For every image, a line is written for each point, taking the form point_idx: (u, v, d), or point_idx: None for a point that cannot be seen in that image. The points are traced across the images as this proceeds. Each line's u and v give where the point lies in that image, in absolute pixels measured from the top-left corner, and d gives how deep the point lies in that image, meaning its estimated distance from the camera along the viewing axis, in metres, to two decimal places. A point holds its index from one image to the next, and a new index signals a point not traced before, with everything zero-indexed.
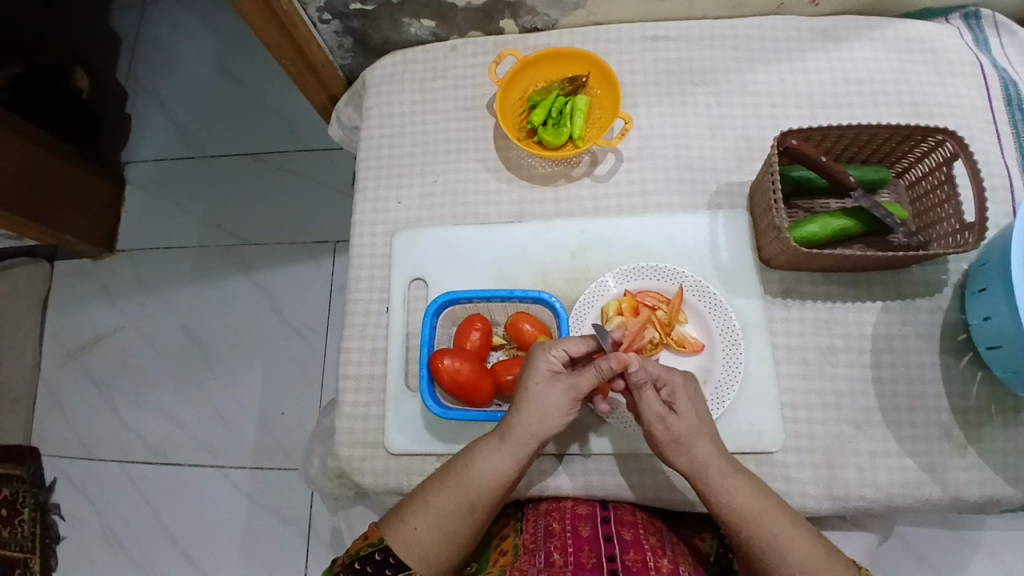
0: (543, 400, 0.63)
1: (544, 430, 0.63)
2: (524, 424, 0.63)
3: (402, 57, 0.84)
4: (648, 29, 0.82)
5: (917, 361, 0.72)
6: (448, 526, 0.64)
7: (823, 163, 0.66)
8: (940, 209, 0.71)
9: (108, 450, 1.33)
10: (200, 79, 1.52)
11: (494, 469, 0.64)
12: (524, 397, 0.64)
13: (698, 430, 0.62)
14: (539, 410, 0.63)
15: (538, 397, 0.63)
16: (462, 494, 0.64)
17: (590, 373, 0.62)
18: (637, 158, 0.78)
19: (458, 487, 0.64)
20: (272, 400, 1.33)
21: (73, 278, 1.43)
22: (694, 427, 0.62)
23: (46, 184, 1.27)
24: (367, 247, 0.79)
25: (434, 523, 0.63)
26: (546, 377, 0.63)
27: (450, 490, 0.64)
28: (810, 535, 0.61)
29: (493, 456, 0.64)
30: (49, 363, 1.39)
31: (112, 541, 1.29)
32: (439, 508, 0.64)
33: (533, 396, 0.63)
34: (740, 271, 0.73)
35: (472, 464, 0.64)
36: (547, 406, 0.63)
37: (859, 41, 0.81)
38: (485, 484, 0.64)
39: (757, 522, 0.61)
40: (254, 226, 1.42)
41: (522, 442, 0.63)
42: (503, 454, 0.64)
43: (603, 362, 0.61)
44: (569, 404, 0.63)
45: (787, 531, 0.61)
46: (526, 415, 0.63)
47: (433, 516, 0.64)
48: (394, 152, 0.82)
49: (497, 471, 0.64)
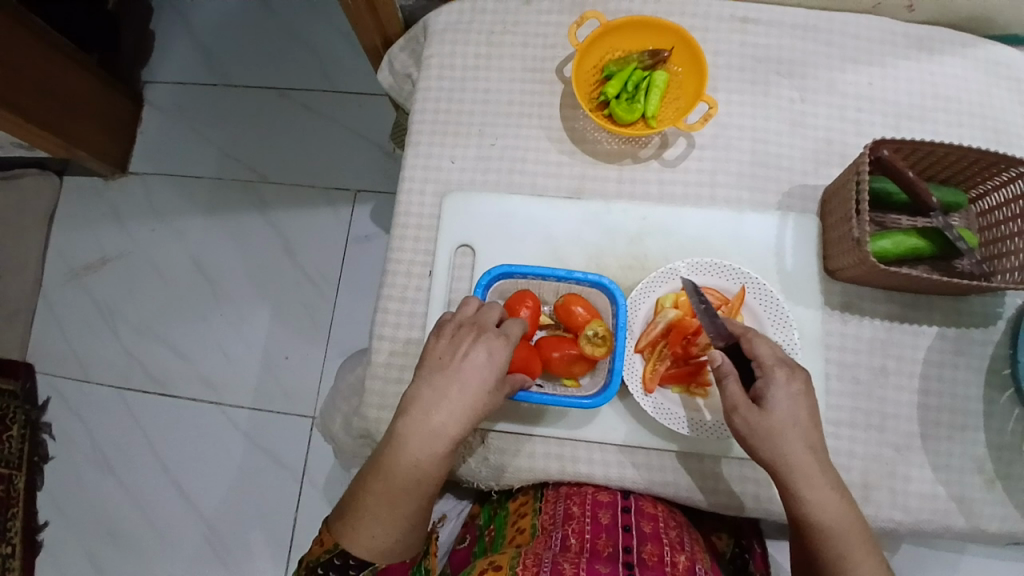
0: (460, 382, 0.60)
1: (469, 409, 0.60)
2: (445, 407, 0.60)
3: (472, 5, 0.79)
4: (738, 10, 0.77)
5: (965, 392, 0.70)
6: (399, 519, 0.63)
7: (912, 179, 0.64)
8: (1008, 243, 0.68)
9: (106, 375, 1.30)
10: (233, 0, 1.44)
11: (425, 459, 0.60)
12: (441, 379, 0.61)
13: (795, 432, 0.58)
14: (457, 392, 0.60)
15: (456, 379, 0.60)
16: (402, 488, 0.61)
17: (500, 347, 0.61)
18: (710, 146, 0.74)
19: (395, 484, 0.61)
20: (280, 345, 1.30)
21: (83, 195, 1.38)
22: (785, 426, 0.58)
23: (64, 92, 1.20)
24: (414, 205, 0.75)
25: (387, 527, 0.63)
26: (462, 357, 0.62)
27: (389, 491, 0.61)
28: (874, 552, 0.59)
29: (418, 445, 0.60)
30: (51, 279, 1.35)
31: (104, 466, 1.27)
32: (386, 513, 0.62)
33: (450, 379, 0.61)
34: (802, 280, 0.71)
35: (403, 460, 0.60)
36: (466, 391, 0.60)
37: (952, 54, 0.77)
38: (421, 475, 0.61)
39: (836, 530, 0.58)
40: (276, 164, 1.36)
41: (446, 425, 0.60)
42: (428, 443, 0.60)
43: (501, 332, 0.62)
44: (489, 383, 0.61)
45: (863, 545, 0.58)
46: (442, 397, 0.60)
47: (383, 521, 0.63)
48: (453, 108, 0.77)
49: (428, 459, 0.61)
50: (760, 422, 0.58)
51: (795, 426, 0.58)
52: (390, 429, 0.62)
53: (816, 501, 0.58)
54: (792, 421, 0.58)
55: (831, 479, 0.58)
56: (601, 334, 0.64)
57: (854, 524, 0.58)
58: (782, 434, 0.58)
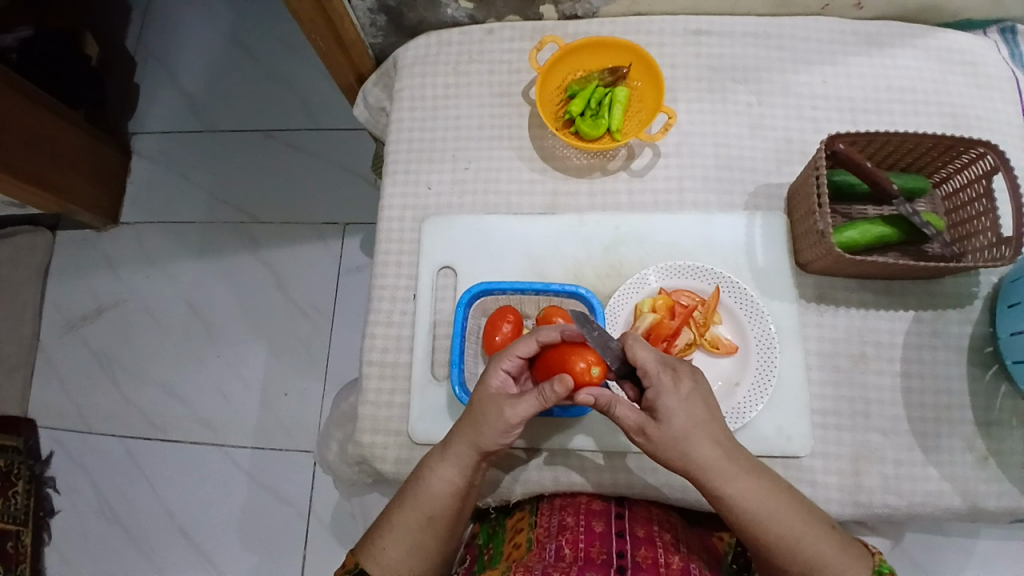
0: (484, 423, 0.62)
1: (486, 445, 0.63)
2: (465, 435, 0.63)
3: (437, 38, 0.83)
4: (691, 23, 0.80)
5: (945, 372, 0.72)
6: (412, 543, 0.65)
7: (870, 170, 0.66)
8: (977, 221, 0.70)
9: (107, 424, 1.31)
10: (213, 50, 1.49)
11: (442, 480, 0.64)
12: (468, 411, 0.63)
13: (695, 436, 0.59)
14: (477, 429, 0.62)
15: (479, 415, 0.62)
16: (420, 507, 0.64)
17: (534, 398, 0.60)
18: (675, 154, 0.77)
19: (414, 502, 0.65)
20: (277, 380, 1.31)
21: (75, 248, 1.40)
22: (685, 432, 0.59)
23: (52, 149, 1.23)
24: (395, 232, 0.78)
25: (400, 540, 0.65)
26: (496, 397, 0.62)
27: (407, 507, 0.65)
28: (820, 527, 0.61)
29: (439, 466, 0.64)
30: (48, 333, 1.36)
31: (108, 516, 1.27)
32: (401, 525, 0.65)
33: (475, 412, 0.63)
34: (776, 275, 0.73)
35: (425, 479, 0.65)
36: (489, 431, 0.62)
37: (901, 48, 0.80)
38: (437, 495, 0.64)
39: (762, 518, 0.60)
40: (264, 204, 1.39)
41: (463, 454, 0.63)
42: (448, 467, 0.64)
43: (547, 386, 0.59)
44: (509, 428, 0.61)
45: (797, 525, 0.60)
46: (467, 428, 0.63)
47: (397, 533, 0.65)
48: (426, 136, 0.80)
49: (445, 482, 0.64)
50: (656, 437, 0.59)
51: (695, 429, 0.59)
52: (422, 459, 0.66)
53: (735, 493, 0.60)
54: (691, 425, 0.59)
55: (747, 470, 0.60)
56: None
57: (782, 508, 0.60)
58: (682, 438, 0.59)
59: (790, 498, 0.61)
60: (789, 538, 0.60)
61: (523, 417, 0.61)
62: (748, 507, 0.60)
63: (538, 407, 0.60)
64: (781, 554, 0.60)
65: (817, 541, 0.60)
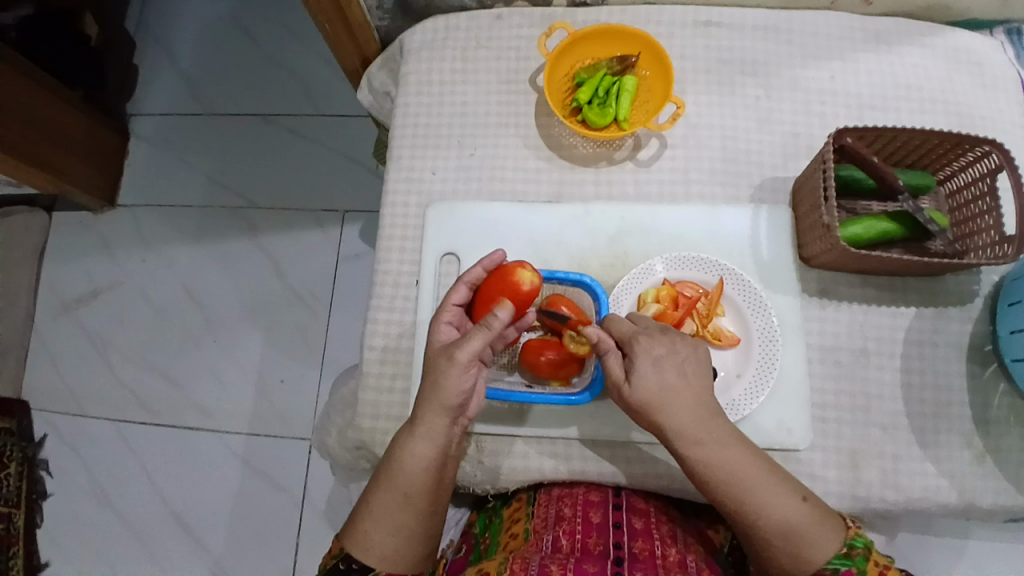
0: (442, 377, 0.61)
1: (450, 401, 0.63)
2: (428, 404, 0.63)
3: (444, 23, 0.82)
4: (700, 14, 0.80)
5: (946, 370, 0.72)
6: (393, 521, 0.64)
7: (876, 164, 0.66)
8: (980, 220, 0.70)
9: (101, 407, 1.30)
10: (215, 32, 1.47)
11: (415, 454, 0.64)
12: (426, 377, 0.64)
13: (674, 392, 0.61)
14: (438, 387, 0.62)
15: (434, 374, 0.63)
16: (396, 484, 0.64)
17: (478, 335, 0.61)
18: (682, 145, 0.77)
19: (390, 480, 0.64)
20: (275, 366, 1.30)
21: (71, 230, 1.39)
22: (665, 388, 0.61)
23: (50, 129, 1.22)
24: (398, 218, 0.77)
25: (381, 521, 0.64)
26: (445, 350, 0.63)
27: (384, 486, 0.64)
28: (790, 495, 0.61)
29: (409, 442, 0.64)
30: (42, 315, 1.35)
31: (101, 500, 1.27)
32: (380, 506, 0.64)
33: (432, 374, 0.63)
34: (780, 269, 0.73)
35: (398, 456, 0.64)
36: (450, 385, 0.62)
37: (910, 45, 0.80)
38: (412, 470, 0.64)
39: (730, 478, 0.60)
40: (263, 189, 1.38)
41: (432, 420, 0.63)
42: (419, 438, 0.64)
43: (488, 319, 0.61)
44: (466, 371, 0.62)
45: (763, 484, 0.61)
46: (427, 394, 0.63)
47: (377, 515, 0.64)
48: (432, 121, 0.80)
49: (419, 455, 0.64)
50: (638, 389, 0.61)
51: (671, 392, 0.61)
52: (392, 440, 0.66)
53: (704, 452, 0.60)
54: (668, 385, 0.61)
55: (720, 435, 0.61)
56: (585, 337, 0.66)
57: (749, 467, 0.61)
58: (662, 392, 0.61)
59: (757, 458, 0.62)
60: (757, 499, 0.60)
61: (473, 354, 0.61)
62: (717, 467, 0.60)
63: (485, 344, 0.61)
64: (749, 519, 0.61)
65: (783, 501, 0.60)
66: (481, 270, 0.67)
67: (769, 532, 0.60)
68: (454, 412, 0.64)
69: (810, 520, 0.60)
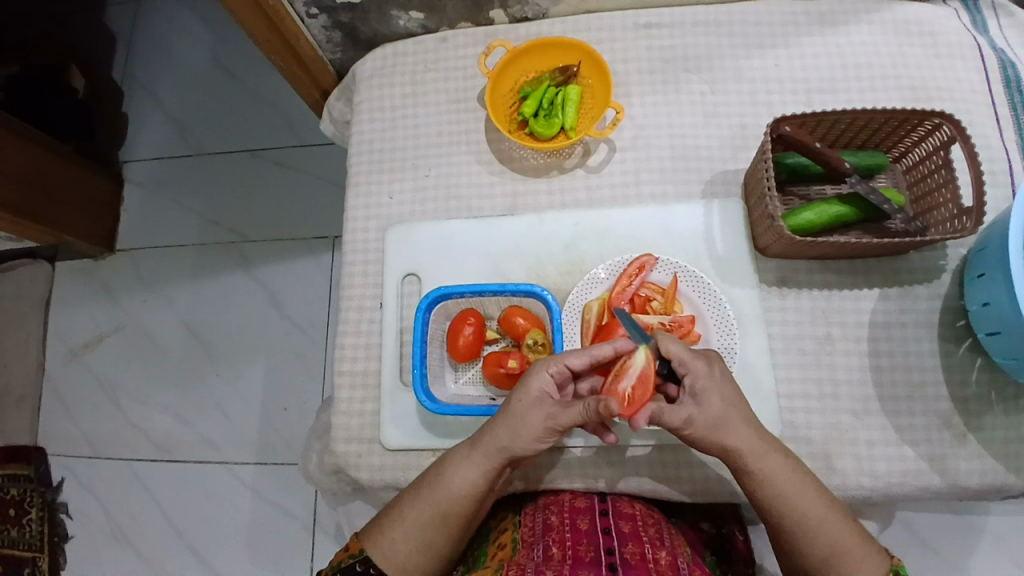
0: (522, 420, 0.62)
1: (519, 449, 0.63)
2: (497, 437, 0.63)
3: (392, 50, 0.84)
4: (640, 16, 0.81)
5: (916, 350, 0.71)
6: (422, 537, 0.64)
7: (818, 150, 0.65)
8: (937, 194, 0.69)
9: (113, 447, 1.34)
10: (194, 75, 1.50)
11: (465, 478, 0.64)
12: (505, 409, 0.63)
13: (731, 414, 0.60)
14: (514, 428, 0.62)
15: (518, 415, 0.62)
16: (437, 504, 0.64)
17: (577, 408, 0.61)
18: (631, 147, 0.78)
19: (431, 496, 0.64)
20: (275, 395, 1.33)
21: (73, 278, 1.43)
22: (722, 413, 0.60)
23: (45, 184, 1.26)
24: (360, 243, 0.79)
25: (410, 532, 0.64)
26: (540, 397, 0.62)
27: (423, 500, 0.64)
28: (846, 518, 0.61)
29: (463, 465, 0.64)
30: (52, 362, 1.39)
31: (120, 538, 1.30)
32: (414, 518, 0.64)
33: (516, 413, 0.63)
34: (736, 261, 0.73)
35: (447, 474, 0.64)
36: (528, 428, 0.62)
37: (856, 24, 0.80)
38: (456, 493, 0.64)
39: (794, 504, 0.61)
40: (252, 223, 1.41)
41: (492, 454, 0.63)
42: (475, 463, 0.64)
43: (591, 403, 0.59)
44: (544, 429, 0.62)
45: (823, 513, 0.61)
46: (501, 429, 0.63)
47: (409, 528, 0.64)
48: (387, 146, 0.81)
49: (467, 480, 0.64)
50: (701, 421, 0.60)
51: (721, 422, 0.60)
52: (443, 457, 0.66)
53: (771, 483, 0.61)
54: (716, 419, 0.60)
55: (784, 464, 0.61)
56: (541, 342, 0.69)
57: (813, 494, 0.61)
58: (723, 417, 0.60)
59: (819, 485, 0.62)
60: (814, 524, 0.61)
61: (563, 422, 0.61)
62: (780, 493, 0.61)
63: (581, 417, 0.61)
64: (803, 536, 0.61)
65: (841, 531, 0.61)
66: (610, 348, 0.63)
67: (815, 549, 0.61)
68: (514, 457, 0.64)
69: (860, 549, 0.61)
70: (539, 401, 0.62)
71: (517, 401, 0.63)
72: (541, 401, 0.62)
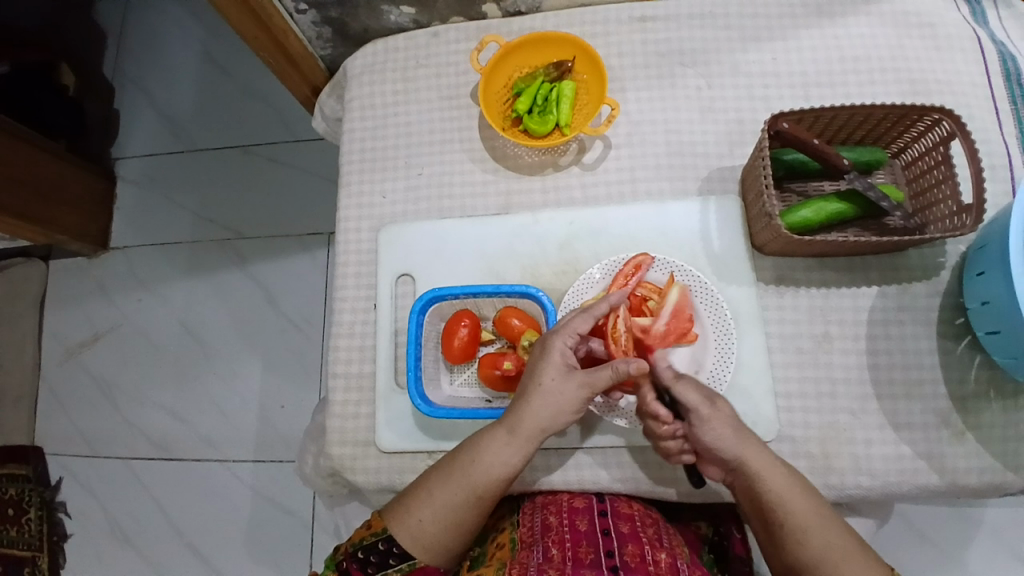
0: (558, 398, 0.62)
1: (552, 426, 0.63)
2: (533, 417, 0.63)
3: (383, 45, 0.82)
4: (635, 9, 0.80)
5: (915, 348, 0.70)
6: (453, 518, 0.63)
7: (816, 146, 0.64)
8: (936, 191, 0.68)
9: (110, 446, 1.33)
10: (186, 70, 1.48)
11: (503, 461, 0.63)
12: (534, 390, 0.63)
13: (736, 419, 0.62)
14: (548, 406, 0.62)
15: (553, 392, 0.62)
16: (470, 485, 0.63)
17: (605, 372, 0.61)
18: (626, 144, 0.77)
19: (465, 477, 0.63)
20: (272, 392, 1.32)
21: (67, 277, 1.42)
22: (728, 416, 0.62)
23: (36, 182, 1.24)
24: (352, 243, 0.78)
25: (440, 514, 0.63)
26: (569, 372, 0.62)
27: (455, 480, 0.64)
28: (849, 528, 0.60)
29: (498, 447, 0.63)
30: (47, 362, 1.38)
31: (120, 537, 1.30)
32: (446, 499, 0.63)
33: (548, 392, 0.62)
34: (732, 259, 0.72)
35: (481, 457, 0.63)
36: (564, 404, 0.62)
37: (854, 17, 0.78)
38: (491, 475, 0.63)
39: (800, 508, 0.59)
40: (246, 219, 1.40)
41: (531, 435, 0.63)
42: (512, 446, 0.63)
43: (621, 365, 0.60)
44: (580, 401, 0.62)
45: (828, 521, 0.59)
46: (536, 410, 0.62)
47: (438, 509, 0.63)
48: (380, 144, 0.80)
49: (504, 463, 0.63)
50: (712, 420, 0.61)
51: (729, 423, 0.61)
52: (474, 438, 0.65)
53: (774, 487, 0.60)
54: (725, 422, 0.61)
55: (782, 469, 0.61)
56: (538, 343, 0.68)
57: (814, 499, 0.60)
58: (729, 420, 0.61)
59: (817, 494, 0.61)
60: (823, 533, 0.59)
61: (596, 390, 0.62)
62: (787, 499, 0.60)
63: (612, 381, 0.61)
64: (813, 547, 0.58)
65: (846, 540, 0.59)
66: (607, 304, 0.63)
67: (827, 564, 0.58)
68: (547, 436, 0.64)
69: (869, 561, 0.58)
70: (568, 376, 0.62)
71: (548, 380, 0.62)
72: (570, 375, 0.62)
